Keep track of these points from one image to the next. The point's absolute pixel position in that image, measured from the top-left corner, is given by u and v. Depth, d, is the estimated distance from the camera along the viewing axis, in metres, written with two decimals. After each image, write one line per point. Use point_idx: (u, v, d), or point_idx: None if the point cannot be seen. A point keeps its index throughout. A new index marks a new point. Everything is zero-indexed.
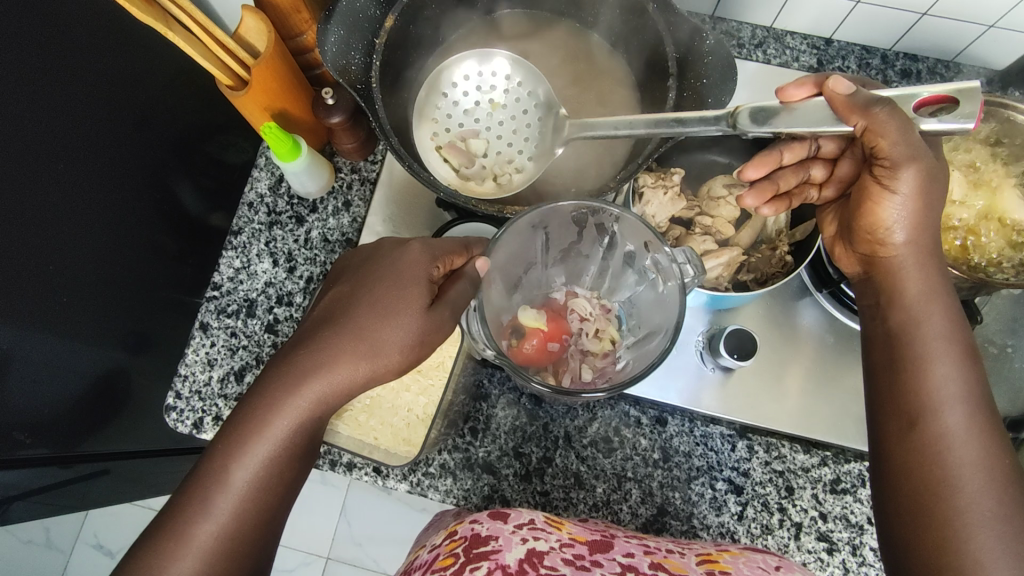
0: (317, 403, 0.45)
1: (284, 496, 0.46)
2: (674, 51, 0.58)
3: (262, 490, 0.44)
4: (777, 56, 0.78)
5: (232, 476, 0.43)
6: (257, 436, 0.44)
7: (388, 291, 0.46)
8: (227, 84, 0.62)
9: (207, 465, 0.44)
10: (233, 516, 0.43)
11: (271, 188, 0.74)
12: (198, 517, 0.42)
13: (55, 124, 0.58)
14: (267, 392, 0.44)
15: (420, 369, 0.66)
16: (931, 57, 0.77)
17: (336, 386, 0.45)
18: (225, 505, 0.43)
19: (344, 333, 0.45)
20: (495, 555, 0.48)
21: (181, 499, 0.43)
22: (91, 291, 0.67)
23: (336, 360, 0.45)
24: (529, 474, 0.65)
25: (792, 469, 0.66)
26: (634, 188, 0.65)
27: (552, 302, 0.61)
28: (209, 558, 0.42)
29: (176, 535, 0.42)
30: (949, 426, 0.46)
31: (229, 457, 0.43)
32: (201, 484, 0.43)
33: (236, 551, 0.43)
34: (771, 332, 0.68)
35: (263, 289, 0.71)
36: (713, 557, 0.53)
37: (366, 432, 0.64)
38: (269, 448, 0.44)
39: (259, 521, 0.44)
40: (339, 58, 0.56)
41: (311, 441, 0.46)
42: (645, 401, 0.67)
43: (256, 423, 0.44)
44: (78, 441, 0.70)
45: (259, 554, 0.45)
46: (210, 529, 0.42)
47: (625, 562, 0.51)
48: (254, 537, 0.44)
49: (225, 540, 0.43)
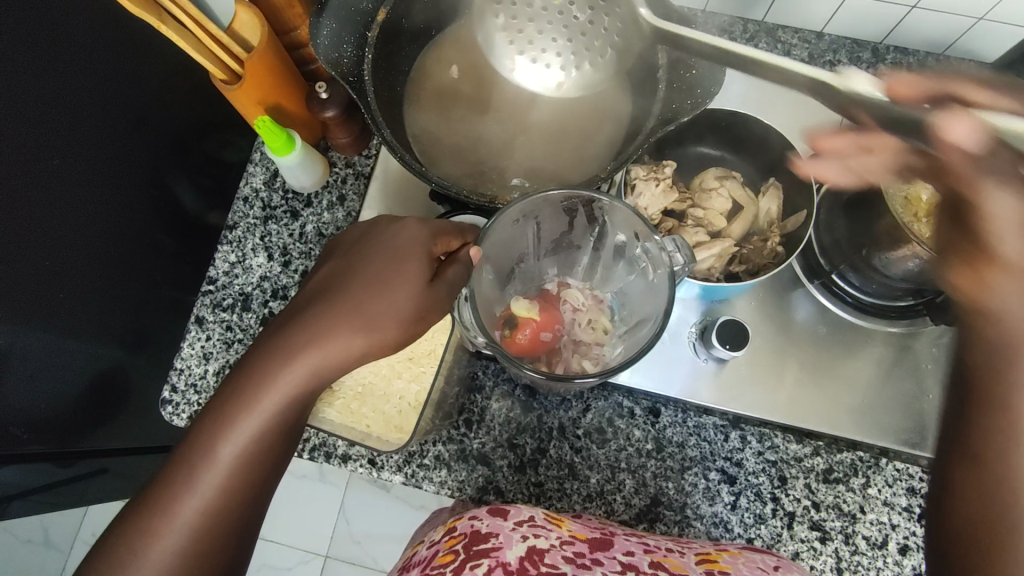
0: (311, 377, 0.44)
1: (273, 471, 0.46)
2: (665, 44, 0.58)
3: (251, 466, 0.44)
4: (769, 50, 0.78)
5: (222, 449, 0.43)
6: (247, 410, 0.43)
7: (384, 268, 0.47)
8: (220, 78, 0.62)
9: (195, 437, 0.43)
10: (222, 490, 0.43)
11: (267, 183, 0.75)
12: (185, 490, 0.42)
13: (52, 121, 0.59)
14: (258, 365, 0.44)
15: (411, 358, 0.66)
16: (922, 50, 0.78)
17: (330, 358, 0.44)
18: (214, 479, 0.43)
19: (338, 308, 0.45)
20: (495, 552, 0.48)
21: (167, 471, 0.43)
22: (89, 288, 0.67)
23: (329, 333, 0.44)
24: (523, 465, 0.65)
25: (785, 458, 0.66)
26: (626, 180, 0.66)
27: (544, 292, 0.62)
28: (196, 532, 0.42)
29: (162, 509, 0.42)
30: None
31: (219, 430, 0.43)
32: (186, 459, 0.43)
33: (223, 525, 0.43)
34: (764, 322, 0.69)
35: (258, 283, 0.72)
36: (712, 556, 0.53)
37: (357, 419, 0.64)
38: (263, 419, 0.43)
39: (247, 496, 0.44)
40: (331, 51, 0.56)
41: (302, 417, 0.46)
42: (638, 392, 0.68)
43: (247, 395, 0.43)
44: (76, 437, 0.71)
45: (247, 529, 0.45)
46: (197, 504, 0.42)
47: (625, 561, 0.51)
48: (241, 512, 0.44)
49: (213, 514, 0.43)
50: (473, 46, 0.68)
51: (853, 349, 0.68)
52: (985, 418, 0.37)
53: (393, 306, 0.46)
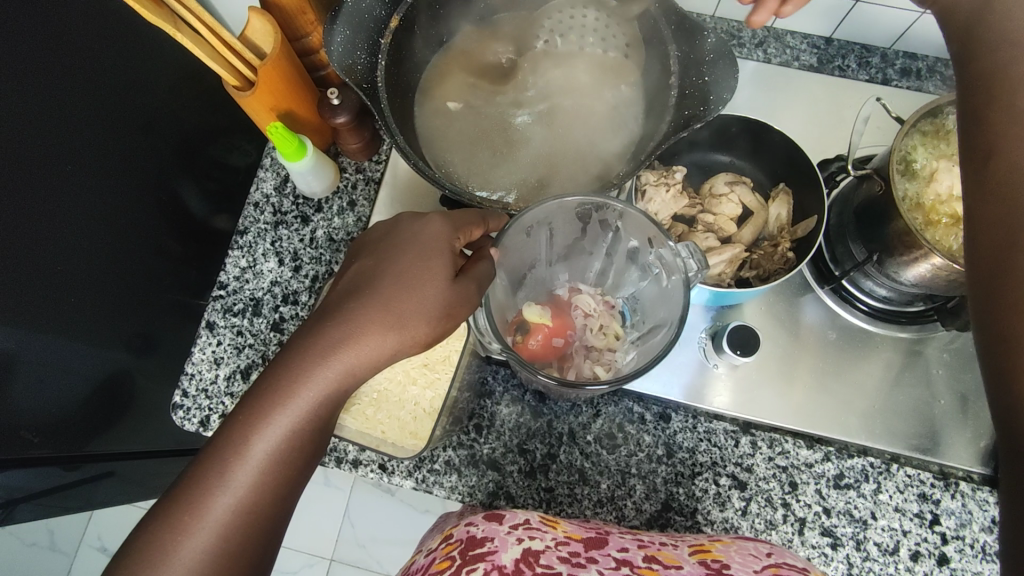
0: (347, 373, 0.44)
1: (302, 470, 0.45)
2: (675, 49, 0.58)
3: (282, 463, 0.43)
4: (778, 55, 0.78)
5: (256, 443, 0.42)
6: (281, 405, 0.43)
7: (417, 262, 0.47)
8: (233, 84, 0.62)
9: (227, 432, 0.43)
10: (254, 485, 0.42)
11: (277, 188, 0.75)
12: (220, 483, 0.41)
13: (62, 127, 0.59)
14: (292, 361, 0.44)
15: (426, 363, 0.66)
16: (931, 55, 0.78)
17: (364, 353, 0.44)
18: (247, 474, 0.42)
19: (372, 307, 0.45)
20: (491, 557, 0.47)
21: (199, 466, 0.42)
22: (97, 293, 0.67)
23: (367, 329, 0.44)
24: (534, 471, 0.65)
25: (796, 464, 0.66)
26: (637, 186, 0.66)
27: (555, 298, 0.62)
28: (227, 529, 0.41)
29: (193, 506, 0.41)
30: None
31: (254, 425, 0.42)
32: (217, 456, 0.42)
33: (254, 521, 0.42)
34: (775, 328, 0.69)
35: (269, 288, 0.72)
36: (706, 547, 0.52)
37: (373, 425, 0.65)
38: (297, 414, 0.43)
39: (278, 491, 0.43)
40: (345, 58, 0.56)
41: (331, 416, 0.46)
42: (648, 398, 0.68)
43: (283, 390, 0.43)
44: (84, 442, 0.71)
45: (276, 528, 0.44)
46: (231, 499, 0.41)
47: (619, 557, 0.50)
48: (269, 508, 0.43)
49: (245, 510, 0.42)
50: (485, 53, 0.69)
51: (863, 355, 0.68)
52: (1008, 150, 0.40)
53: (426, 299, 0.46)
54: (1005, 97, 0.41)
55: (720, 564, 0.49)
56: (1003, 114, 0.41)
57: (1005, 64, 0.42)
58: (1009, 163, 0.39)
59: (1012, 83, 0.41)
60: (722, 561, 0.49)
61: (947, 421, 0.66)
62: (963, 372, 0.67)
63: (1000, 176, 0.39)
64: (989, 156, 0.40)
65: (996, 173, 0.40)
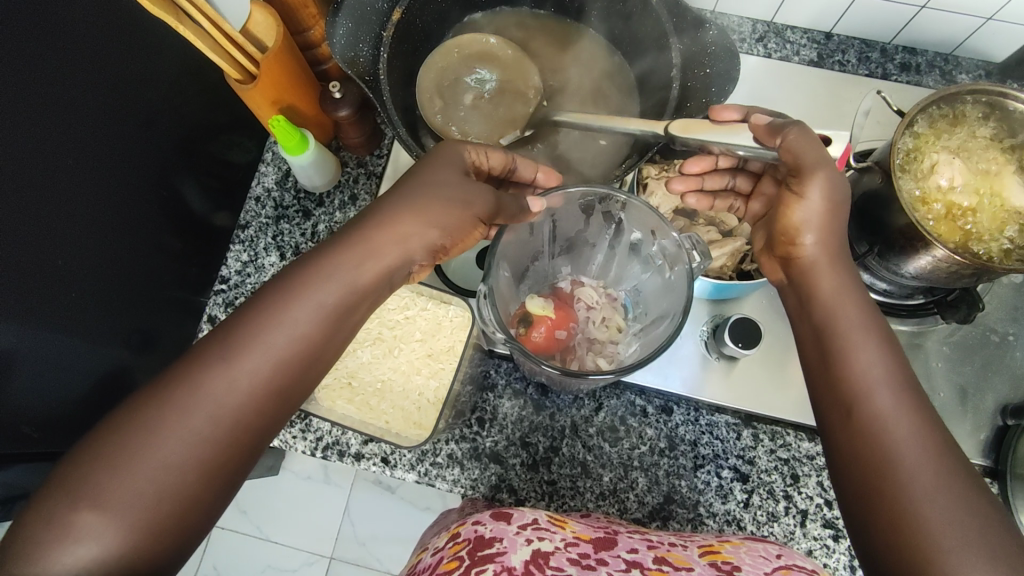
0: (358, 280, 0.44)
1: (300, 381, 0.42)
2: (678, 43, 0.59)
3: (281, 364, 0.41)
4: (778, 50, 0.79)
5: (260, 337, 0.41)
6: (289, 302, 0.42)
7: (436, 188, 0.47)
8: (234, 77, 0.62)
9: (230, 327, 0.41)
10: (252, 380, 0.40)
11: (279, 182, 0.75)
12: (218, 371, 0.39)
13: (61, 120, 0.59)
14: (260, 303, 0.41)
15: (431, 354, 0.67)
16: (931, 50, 0.78)
17: (374, 261, 0.44)
18: (248, 366, 0.40)
19: (382, 223, 0.45)
20: (500, 557, 0.47)
21: (198, 354, 0.40)
22: (98, 288, 0.67)
23: (383, 236, 0.45)
24: (536, 463, 0.66)
25: (797, 456, 0.66)
26: (638, 178, 0.67)
27: (557, 291, 0.62)
28: (216, 420, 0.38)
29: (130, 442, 0.36)
30: (882, 409, 0.42)
31: (260, 319, 0.41)
32: (165, 394, 0.38)
33: (244, 419, 0.39)
34: (776, 322, 0.69)
35: (271, 282, 0.72)
36: (715, 549, 0.52)
37: (377, 415, 0.65)
38: (308, 310, 0.42)
39: (273, 399, 0.41)
40: (347, 50, 0.56)
41: (339, 328, 0.43)
42: (650, 391, 0.68)
43: (294, 286, 0.42)
44: (82, 437, 0.70)
45: (262, 438, 0.41)
46: (227, 388, 0.39)
47: (629, 559, 0.50)
48: (261, 413, 0.40)
49: (238, 404, 0.39)
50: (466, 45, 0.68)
51: None
52: (839, 398, 0.44)
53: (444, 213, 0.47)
54: (850, 354, 0.44)
55: (731, 566, 0.49)
56: (848, 364, 0.44)
57: (834, 325, 0.46)
58: (870, 421, 0.41)
59: (846, 347, 0.45)
60: (733, 563, 0.49)
61: (951, 413, 0.66)
62: (963, 365, 0.67)
63: (859, 436, 0.41)
64: (850, 412, 0.42)
65: (859, 426, 0.42)
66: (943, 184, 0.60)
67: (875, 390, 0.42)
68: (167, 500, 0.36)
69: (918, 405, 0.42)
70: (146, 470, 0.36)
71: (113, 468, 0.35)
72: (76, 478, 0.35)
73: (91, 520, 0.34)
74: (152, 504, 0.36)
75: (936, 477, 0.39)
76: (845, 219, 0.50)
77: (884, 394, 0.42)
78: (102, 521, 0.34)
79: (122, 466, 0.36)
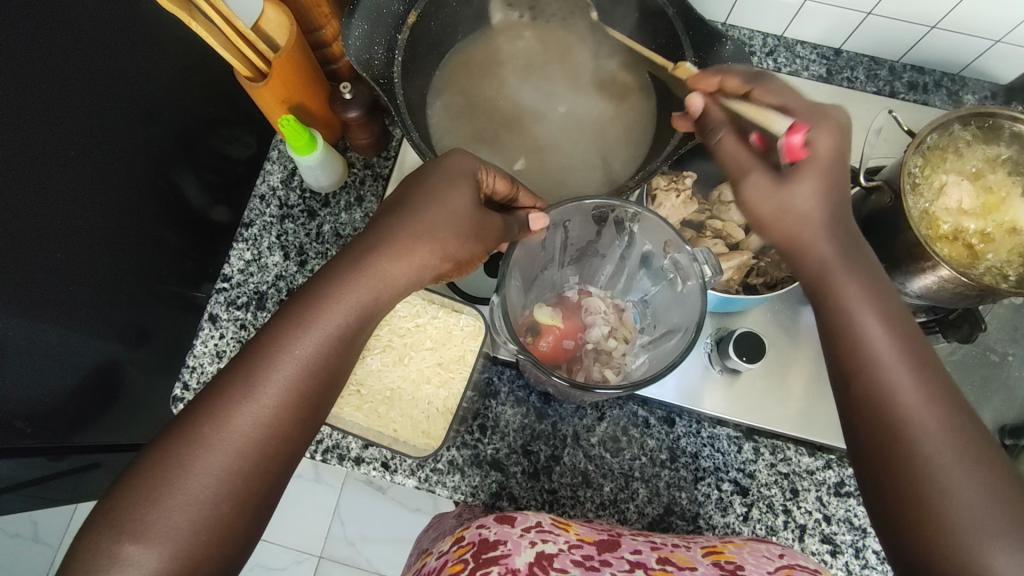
0: (369, 302, 0.44)
1: (319, 405, 0.43)
2: (692, 56, 0.59)
3: (300, 394, 0.42)
4: (787, 65, 0.79)
5: (278, 368, 0.41)
6: (301, 330, 0.42)
7: (448, 202, 0.46)
8: (245, 75, 0.61)
9: (246, 357, 0.42)
10: (274, 411, 0.41)
11: (284, 181, 0.74)
12: (240, 405, 0.40)
13: (62, 111, 0.58)
14: (273, 330, 0.42)
15: (440, 363, 0.65)
16: (938, 70, 0.79)
17: (383, 282, 0.44)
18: (270, 397, 0.41)
19: (390, 240, 0.44)
20: (504, 560, 0.46)
21: (216, 386, 0.41)
22: (94, 282, 0.66)
23: (390, 256, 0.44)
24: (537, 472, 0.65)
25: (797, 471, 0.66)
26: (647, 191, 0.67)
27: (565, 300, 0.62)
28: (244, 451, 0.40)
29: (163, 474, 0.38)
30: (872, 347, 0.44)
31: (274, 347, 0.42)
32: (190, 428, 0.39)
33: (270, 448, 0.41)
34: (778, 335, 0.69)
35: (273, 282, 0.71)
36: (718, 548, 0.52)
37: (385, 423, 0.63)
38: (321, 337, 0.42)
39: (296, 426, 0.42)
40: (362, 53, 0.56)
41: (352, 348, 0.44)
42: (653, 402, 0.68)
43: (303, 310, 0.42)
44: (70, 432, 0.70)
45: (291, 461, 0.42)
46: (250, 417, 0.40)
47: (634, 560, 0.50)
48: (285, 441, 0.42)
49: (263, 435, 0.40)
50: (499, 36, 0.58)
51: None
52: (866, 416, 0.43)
53: (454, 229, 0.46)
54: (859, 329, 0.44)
55: (733, 565, 0.49)
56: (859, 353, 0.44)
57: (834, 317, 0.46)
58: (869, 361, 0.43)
59: (888, 377, 0.43)
60: (736, 562, 0.50)
61: None
62: (962, 383, 0.68)
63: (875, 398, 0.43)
64: (888, 446, 0.42)
65: (886, 409, 0.42)
66: (954, 203, 0.61)
67: (924, 422, 0.41)
68: (202, 531, 0.38)
69: (928, 382, 0.42)
70: (183, 507, 0.38)
71: (149, 504, 0.37)
72: (114, 512, 0.37)
73: (135, 552, 0.36)
74: (191, 538, 0.37)
75: (981, 499, 0.39)
76: (842, 188, 0.46)
77: (932, 430, 0.41)
78: (143, 549, 0.36)
79: (160, 501, 0.37)
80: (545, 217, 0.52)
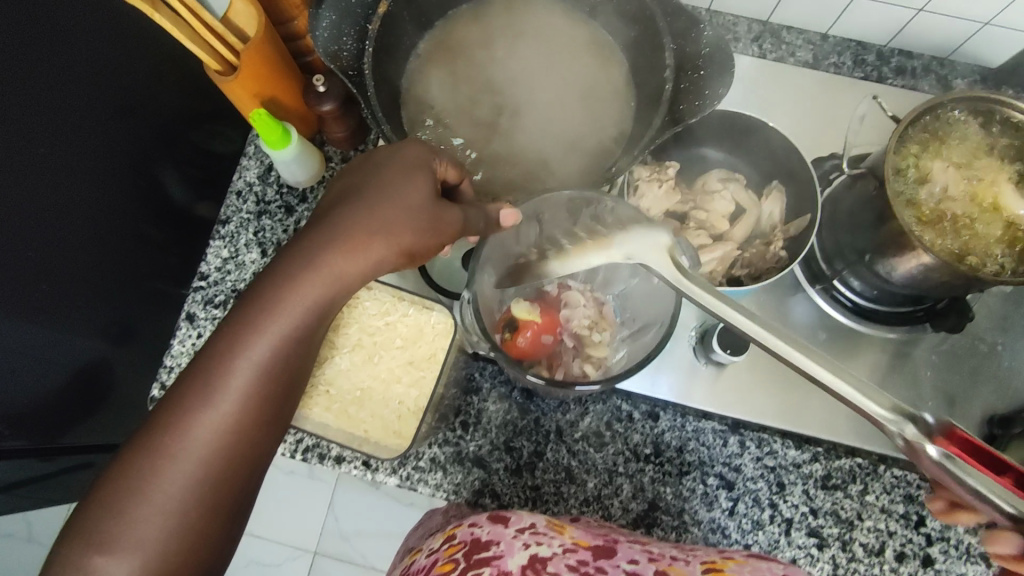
0: (328, 305, 0.43)
1: (282, 408, 0.43)
2: (672, 44, 0.58)
3: (261, 399, 0.42)
4: (773, 51, 0.77)
5: (233, 375, 0.41)
6: (257, 334, 0.41)
7: (407, 193, 0.45)
8: (214, 69, 0.60)
9: (202, 364, 0.41)
10: (235, 417, 0.40)
11: (260, 177, 0.73)
12: (199, 416, 0.40)
13: (36, 110, 0.57)
14: (227, 332, 0.41)
15: (411, 361, 0.63)
16: (926, 54, 0.77)
17: (340, 283, 0.43)
18: (229, 401, 0.40)
19: (346, 239, 0.43)
20: (497, 561, 0.46)
21: (175, 391, 0.40)
22: (73, 281, 0.65)
23: (345, 248, 0.43)
24: (519, 468, 0.65)
25: (784, 465, 0.65)
26: (629, 181, 0.65)
27: (544, 295, 0.60)
28: (207, 461, 0.40)
29: (128, 488, 0.38)
30: None
31: (230, 353, 0.41)
32: (151, 437, 0.39)
33: (238, 452, 0.41)
34: (765, 328, 0.68)
35: (251, 279, 0.70)
36: (719, 566, 0.51)
37: (355, 425, 0.62)
38: (277, 338, 0.41)
39: (261, 429, 0.42)
40: (330, 44, 0.55)
41: (311, 353, 0.44)
42: (637, 396, 0.67)
43: (261, 311, 0.41)
44: (55, 434, 0.69)
45: (260, 467, 0.43)
46: (211, 426, 0.40)
47: (630, 570, 0.49)
48: (253, 445, 0.42)
49: (226, 444, 0.40)
50: None
51: (853, 355, 0.68)
52: None
53: (411, 224, 0.45)
54: None
55: None
56: None
57: None
58: None
59: None
60: None
61: None
62: (950, 373, 0.67)
63: None
64: None
65: None
66: (938, 191, 0.60)
67: None
68: (173, 540, 0.38)
69: None
70: (151, 517, 0.38)
71: (117, 517, 0.38)
72: (83, 521, 0.37)
73: (103, 563, 0.37)
74: (160, 546, 0.38)
75: None
76: None
77: None
78: (113, 560, 0.37)
79: (127, 514, 0.38)
80: (515, 213, 0.52)
